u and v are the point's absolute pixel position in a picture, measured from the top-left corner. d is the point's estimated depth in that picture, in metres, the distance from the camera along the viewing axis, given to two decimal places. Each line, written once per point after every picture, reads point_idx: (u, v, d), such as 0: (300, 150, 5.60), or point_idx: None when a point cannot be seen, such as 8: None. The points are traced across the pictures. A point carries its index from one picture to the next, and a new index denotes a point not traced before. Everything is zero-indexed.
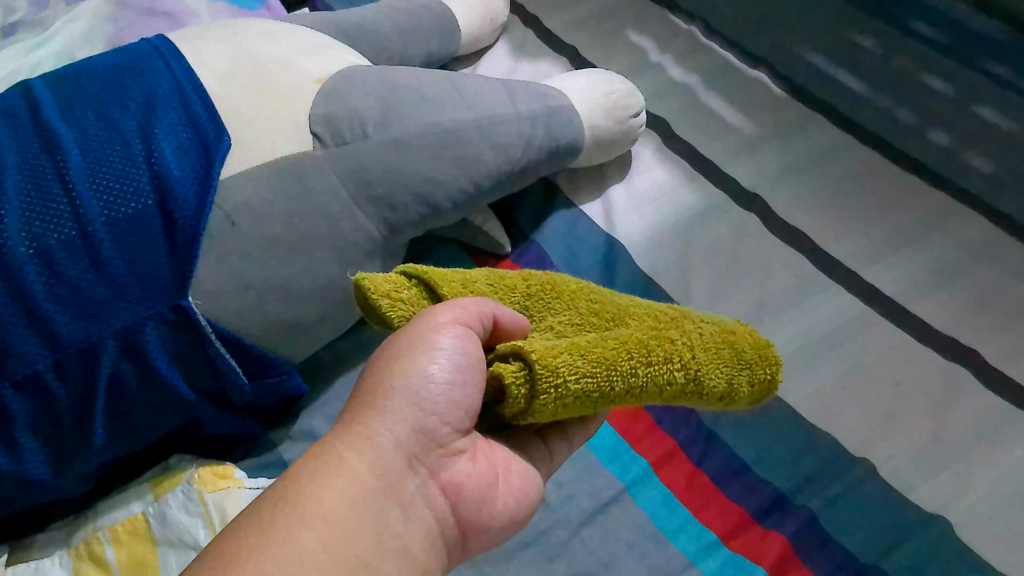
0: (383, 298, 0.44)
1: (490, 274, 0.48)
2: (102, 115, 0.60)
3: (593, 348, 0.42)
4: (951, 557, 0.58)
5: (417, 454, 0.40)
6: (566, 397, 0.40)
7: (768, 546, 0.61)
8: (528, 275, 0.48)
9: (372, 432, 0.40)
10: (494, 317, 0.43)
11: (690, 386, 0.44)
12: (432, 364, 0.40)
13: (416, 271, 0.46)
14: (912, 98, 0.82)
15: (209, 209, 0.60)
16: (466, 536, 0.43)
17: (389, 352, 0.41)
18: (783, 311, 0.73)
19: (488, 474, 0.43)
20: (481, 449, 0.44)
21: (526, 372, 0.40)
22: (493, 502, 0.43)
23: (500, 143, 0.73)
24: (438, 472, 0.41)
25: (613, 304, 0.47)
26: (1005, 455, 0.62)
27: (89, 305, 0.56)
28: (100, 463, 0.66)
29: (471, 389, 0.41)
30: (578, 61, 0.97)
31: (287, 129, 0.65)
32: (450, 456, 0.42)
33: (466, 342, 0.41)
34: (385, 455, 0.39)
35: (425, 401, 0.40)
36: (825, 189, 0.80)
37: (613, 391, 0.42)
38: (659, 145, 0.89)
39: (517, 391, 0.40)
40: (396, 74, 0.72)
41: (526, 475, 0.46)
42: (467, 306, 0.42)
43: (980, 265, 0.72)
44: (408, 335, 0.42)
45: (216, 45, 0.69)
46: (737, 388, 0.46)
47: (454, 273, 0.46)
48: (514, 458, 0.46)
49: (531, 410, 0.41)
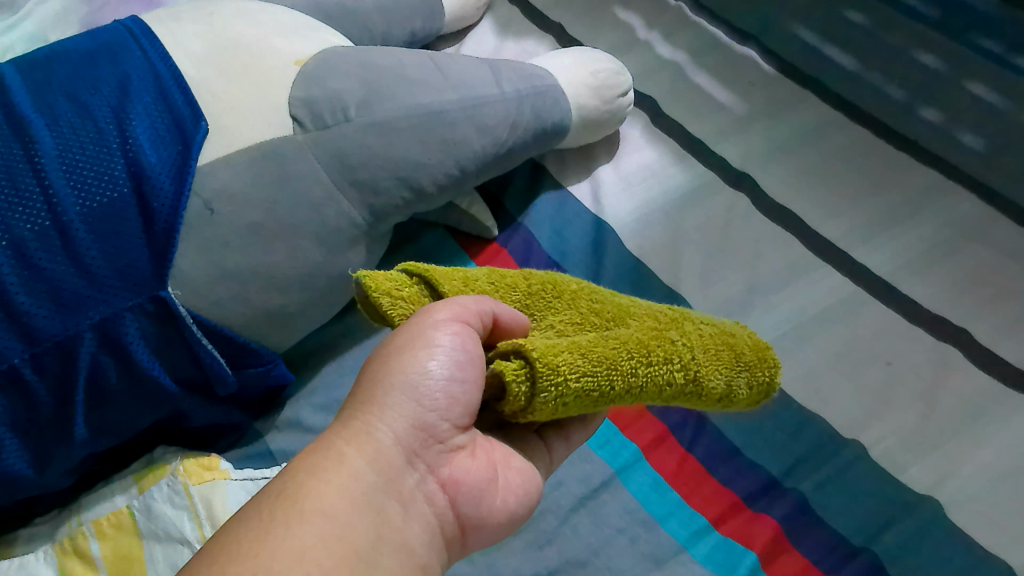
0: (384, 296, 0.43)
1: (490, 273, 0.47)
2: (74, 101, 0.58)
3: (593, 347, 0.41)
4: (941, 538, 0.58)
5: (416, 450, 0.40)
6: (566, 397, 0.39)
7: (758, 530, 0.61)
8: (528, 274, 0.48)
9: (371, 428, 0.39)
10: (494, 316, 0.43)
11: (689, 386, 0.44)
12: (431, 360, 0.40)
13: (416, 269, 0.45)
14: (902, 73, 0.81)
15: (187, 197, 0.59)
16: (466, 532, 0.42)
17: (388, 350, 0.41)
18: (772, 292, 0.72)
19: (486, 470, 0.43)
20: (479, 446, 0.43)
21: (526, 370, 0.40)
22: (493, 498, 0.43)
23: (486, 124, 0.72)
24: (437, 467, 0.40)
25: (615, 304, 0.47)
26: (993, 434, 0.62)
27: (65, 297, 0.55)
28: (84, 457, 0.65)
29: (470, 385, 0.41)
30: (564, 39, 0.95)
31: (266, 112, 0.63)
32: (449, 452, 0.41)
33: (464, 339, 0.41)
34: (384, 451, 0.38)
35: (425, 397, 0.40)
36: (815, 167, 0.79)
37: (613, 391, 0.41)
38: (647, 124, 0.87)
39: (518, 389, 0.39)
40: (378, 55, 0.70)
41: (525, 472, 0.45)
42: (466, 304, 0.42)
43: (971, 244, 0.71)
44: (407, 333, 0.41)
45: (192, 27, 0.67)
46: (736, 390, 0.46)
47: (455, 271, 0.46)
48: (513, 454, 0.45)
49: (531, 408, 0.40)
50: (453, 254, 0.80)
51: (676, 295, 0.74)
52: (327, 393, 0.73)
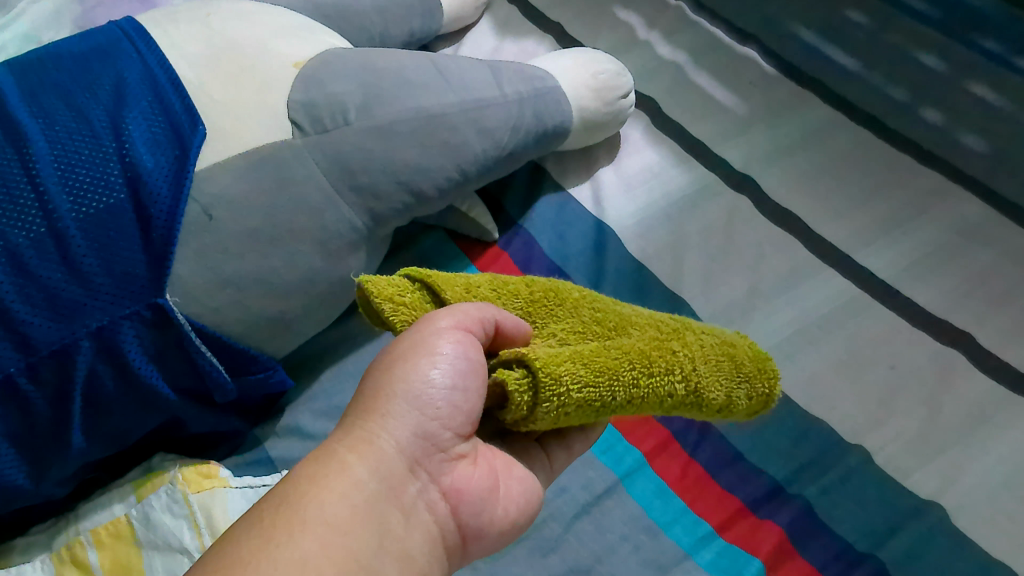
0: (386, 302, 0.43)
1: (492, 278, 0.47)
2: (70, 105, 0.57)
3: (595, 356, 0.40)
4: (947, 544, 0.58)
5: (417, 458, 0.39)
6: (567, 406, 0.39)
7: (763, 537, 0.61)
8: (531, 280, 0.47)
9: (372, 436, 0.38)
10: (496, 323, 0.43)
11: (689, 397, 0.43)
12: (433, 369, 0.39)
13: (418, 274, 0.45)
14: (904, 75, 0.80)
15: (185, 203, 0.58)
16: (466, 541, 0.41)
17: (390, 357, 0.40)
18: (775, 296, 0.72)
19: (488, 479, 0.42)
20: (481, 454, 0.43)
21: (528, 379, 0.39)
22: (494, 507, 0.42)
23: (486, 127, 0.71)
24: (439, 476, 0.40)
25: (617, 314, 0.46)
26: (999, 439, 0.61)
27: (62, 305, 0.54)
28: (81, 465, 0.64)
29: (473, 394, 0.40)
30: (564, 39, 0.94)
31: (265, 116, 0.62)
32: (451, 461, 0.40)
33: (467, 346, 0.40)
34: (386, 459, 0.38)
35: (427, 405, 0.39)
36: (817, 169, 0.79)
37: (614, 401, 0.40)
38: (648, 125, 0.87)
39: (520, 398, 0.39)
40: (378, 57, 0.69)
41: (525, 481, 0.44)
42: (468, 312, 0.42)
43: (975, 247, 0.71)
44: (409, 340, 0.41)
45: (189, 28, 0.66)
46: (736, 401, 0.45)
47: (458, 277, 0.45)
48: (514, 463, 0.44)
49: (533, 417, 0.39)
50: (454, 257, 0.80)
51: (679, 299, 0.73)
52: (327, 400, 0.72)
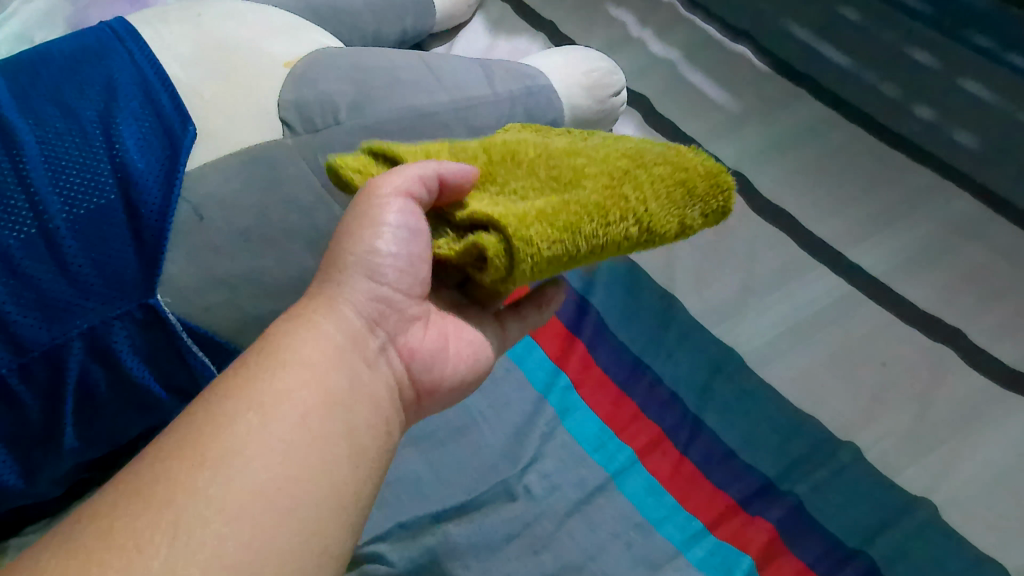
0: (353, 174, 0.49)
1: (451, 146, 0.52)
2: (59, 105, 0.58)
3: (555, 214, 0.44)
4: (937, 540, 0.58)
5: (378, 320, 0.45)
6: (542, 265, 0.43)
7: (755, 534, 0.61)
8: (486, 148, 0.51)
9: (335, 301, 0.44)
10: (437, 176, 0.46)
11: (646, 236, 0.45)
12: (380, 238, 0.45)
13: (377, 149, 0.51)
14: (897, 72, 0.81)
15: (175, 203, 0.58)
16: (420, 397, 0.48)
17: (346, 227, 0.46)
18: (768, 293, 0.72)
19: (438, 341, 0.50)
20: (433, 320, 0.50)
21: (504, 243, 0.43)
22: (445, 364, 0.50)
23: (479, 126, 0.71)
24: (397, 337, 0.46)
25: (574, 163, 0.49)
26: (990, 435, 0.61)
27: (52, 305, 0.54)
28: (74, 465, 0.64)
29: (419, 264, 0.46)
30: (557, 37, 0.94)
31: (255, 117, 0.63)
32: (407, 324, 0.47)
33: (410, 216, 0.46)
34: (347, 321, 0.43)
35: (380, 272, 0.45)
36: (809, 166, 0.79)
37: (578, 251, 0.44)
38: (641, 123, 0.87)
39: (498, 261, 0.43)
40: (368, 56, 0.69)
41: (474, 343, 0.52)
42: (407, 174, 0.45)
43: (967, 244, 0.71)
44: (357, 213, 0.46)
45: (179, 27, 0.66)
46: (691, 222, 0.47)
47: (416, 148, 0.51)
48: (465, 327, 0.52)
49: (512, 275, 0.43)
50: None
51: (670, 296, 0.74)
52: None
